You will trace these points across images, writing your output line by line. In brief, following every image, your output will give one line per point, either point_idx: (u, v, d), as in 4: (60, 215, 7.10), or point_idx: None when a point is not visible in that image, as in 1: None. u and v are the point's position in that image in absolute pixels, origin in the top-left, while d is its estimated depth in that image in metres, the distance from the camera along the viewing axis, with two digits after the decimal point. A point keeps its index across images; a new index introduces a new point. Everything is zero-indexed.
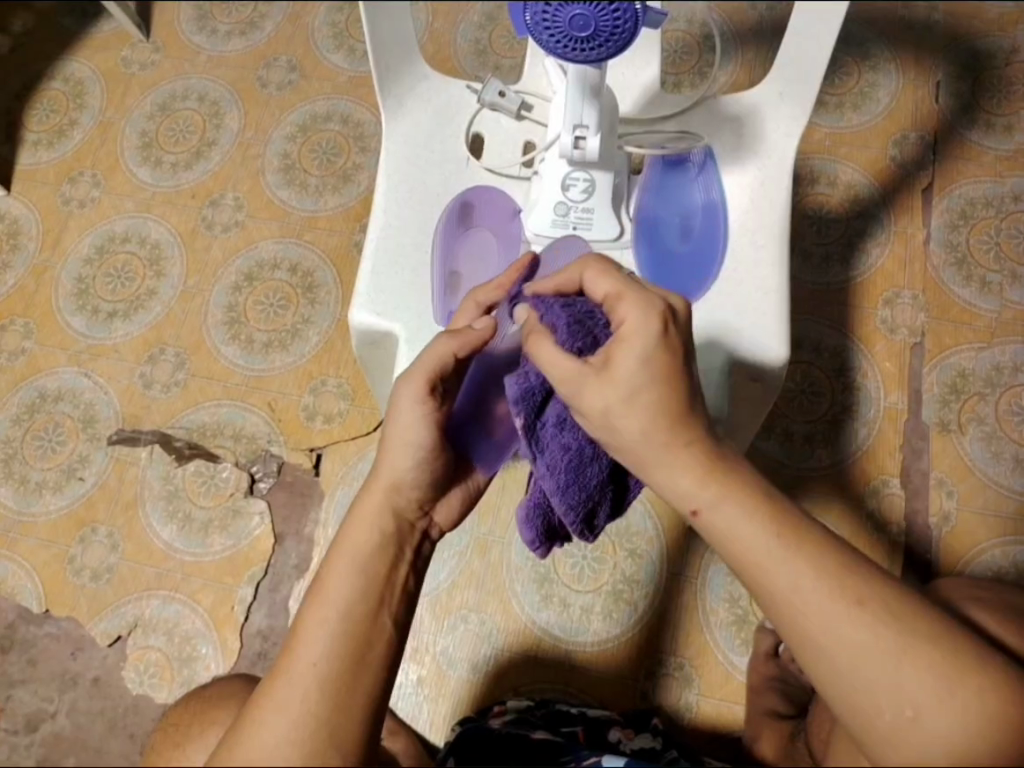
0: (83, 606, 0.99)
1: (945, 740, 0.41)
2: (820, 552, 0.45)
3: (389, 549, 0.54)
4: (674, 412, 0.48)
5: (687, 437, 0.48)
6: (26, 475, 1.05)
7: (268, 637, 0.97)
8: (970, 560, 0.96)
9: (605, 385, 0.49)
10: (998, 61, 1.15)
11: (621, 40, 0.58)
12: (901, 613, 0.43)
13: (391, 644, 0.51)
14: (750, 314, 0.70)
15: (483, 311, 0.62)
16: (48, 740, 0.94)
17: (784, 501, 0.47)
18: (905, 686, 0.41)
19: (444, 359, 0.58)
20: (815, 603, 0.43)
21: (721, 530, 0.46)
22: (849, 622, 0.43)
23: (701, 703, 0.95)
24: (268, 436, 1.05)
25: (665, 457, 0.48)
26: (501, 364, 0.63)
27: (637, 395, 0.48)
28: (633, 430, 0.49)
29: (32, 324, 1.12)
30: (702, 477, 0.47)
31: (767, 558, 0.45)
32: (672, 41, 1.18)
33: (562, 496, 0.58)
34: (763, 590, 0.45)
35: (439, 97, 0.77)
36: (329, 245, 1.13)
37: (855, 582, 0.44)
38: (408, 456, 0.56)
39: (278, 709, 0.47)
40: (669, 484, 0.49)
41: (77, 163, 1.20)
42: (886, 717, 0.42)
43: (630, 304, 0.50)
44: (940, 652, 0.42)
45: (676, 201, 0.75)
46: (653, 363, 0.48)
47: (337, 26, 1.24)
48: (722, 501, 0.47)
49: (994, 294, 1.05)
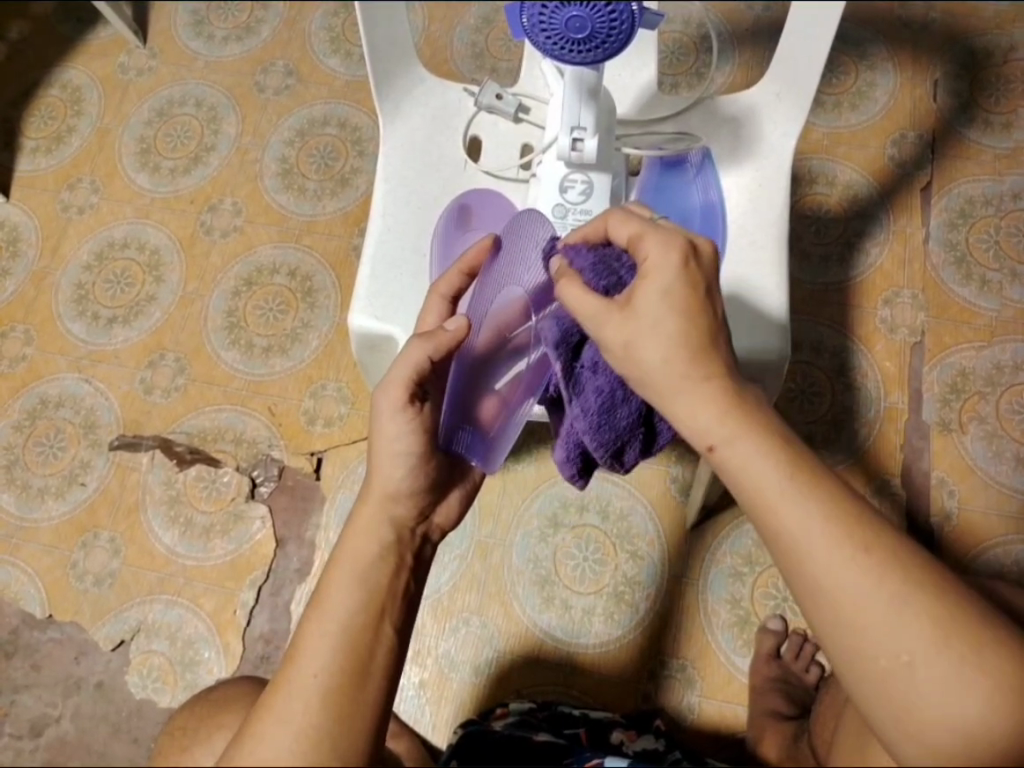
0: (85, 611, 1.00)
1: (936, 692, 0.42)
2: (832, 497, 0.45)
3: (389, 559, 0.54)
4: (697, 347, 0.48)
5: (707, 369, 0.48)
6: (27, 482, 1.05)
7: (270, 642, 0.97)
8: (972, 558, 0.96)
9: (628, 320, 0.49)
10: (995, 60, 1.15)
11: (618, 41, 0.58)
12: (909, 567, 0.43)
13: (392, 655, 0.52)
14: (746, 306, 0.70)
15: (445, 300, 0.62)
16: (52, 745, 0.95)
17: (797, 440, 0.48)
18: (906, 635, 0.42)
19: (418, 364, 0.57)
20: (819, 548, 0.44)
21: (736, 466, 0.46)
22: (852, 569, 0.43)
23: (703, 704, 0.95)
24: (268, 441, 1.05)
25: (682, 389, 0.48)
26: (477, 354, 0.62)
27: (659, 325, 0.48)
28: (655, 357, 0.48)
29: (33, 330, 1.12)
30: (722, 411, 0.47)
31: (779, 500, 0.45)
32: (669, 43, 1.18)
33: (593, 434, 0.57)
34: (769, 529, 0.46)
35: (436, 101, 0.77)
36: (327, 250, 1.13)
37: (860, 530, 0.44)
38: (399, 466, 0.56)
39: (280, 723, 0.47)
40: (688, 418, 0.48)
41: (75, 170, 1.20)
42: (882, 667, 0.42)
43: (653, 240, 0.50)
44: (945, 608, 0.43)
45: (675, 203, 0.74)
46: (671, 299, 0.48)
47: (333, 30, 1.24)
48: (738, 436, 0.47)
49: (994, 293, 1.05)
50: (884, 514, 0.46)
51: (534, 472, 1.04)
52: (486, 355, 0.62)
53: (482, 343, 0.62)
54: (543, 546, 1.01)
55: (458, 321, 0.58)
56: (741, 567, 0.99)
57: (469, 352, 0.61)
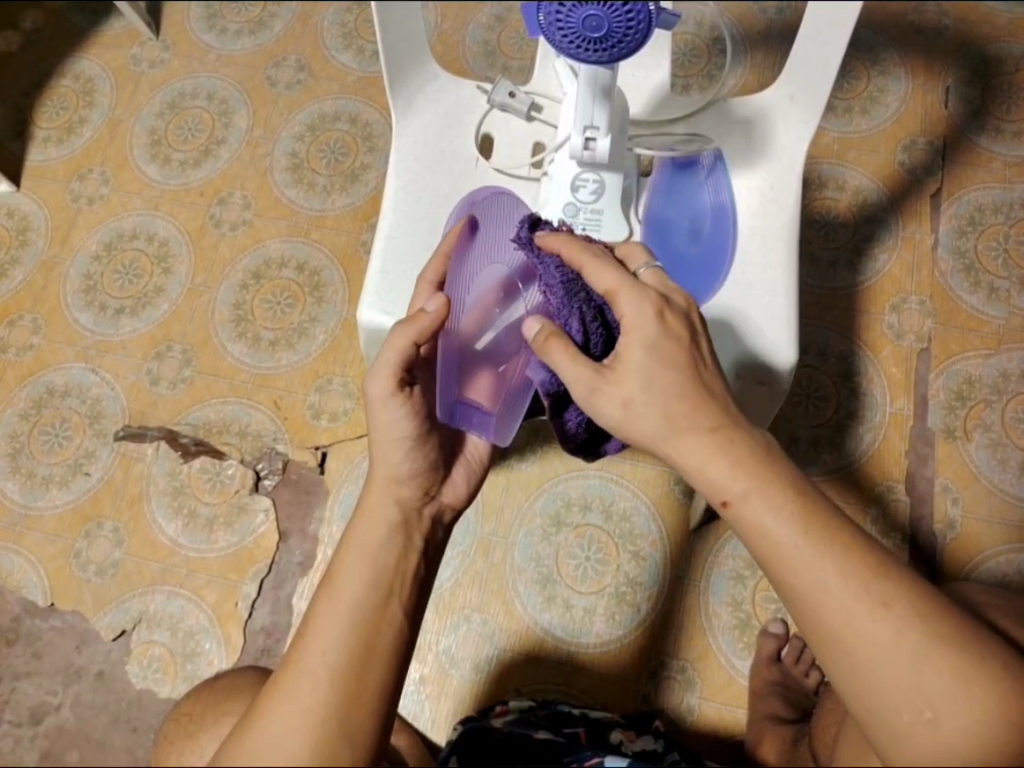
0: (87, 601, 1.00)
1: (957, 743, 0.43)
2: (849, 553, 0.46)
3: (396, 540, 0.55)
4: (692, 396, 0.51)
5: (707, 424, 0.50)
6: (32, 469, 1.06)
7: (271, 634, 0.97)
8: (974, 566, 0.96)
9: (623, 380, 0.52)
10: (1007, 68, 1.15)
11: (635, 41, 0.58)
12: (929, 621, 0.45)
13: (400, 634, 0.52)
14: (758, 312, 0.70)
15: (433, 289, 0.61)
16: (52, 733, 0.95)
17: (812, 492, 0.49)
18: (928, 689, 0.43)
19: (405, 349, 0.56)
20: (841, 601, 0.45)
21: (750, 522, 0.48)
22: (872, 625, 0.44)
23: (703, 706, 0.94)
24: (273, 434, 1.06)
25: (689, 446, 0.50)
26: (467, 333, 0.62)
27: (652, 384, 0.51)
28: (654, 416, 0.51)
29: (41, 319, 1.12)
30: (733, 467, 0.49)
31: (796, 555, 0.47)
32: (681, 45, 1.18)
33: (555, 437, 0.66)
34: (788, 582, 0.47)
35: (449, 97, 0.77)
36: (336, 245, 1.13)
37: (880, 582, 0.46)
38: (398, 450, 0.57)
39: (290, 698, 0.47)
40: (698, 477, 0.50)
41: (86, 160, 1.20)
42: (906, 723, 0.43)
43: (629, 297, 0.52)
44: (964, 658, 0.44)
45: (686, 203, 0.74)
46: (660, 353, 0.51)
47: (346, 26, 1.25)
48: (751, 493, 0.48)
49: (1001, 301, 1.05)
50: (901, 562, 0.47)
51: (537, 471, 1.04)
52: (475, 337, 0.62)
53: (471, 323, 0.62)
54: (545, 544, 1.01)
55: (436, 304, 0.57)
56: (743, 570, 0.99)
57: (457, 333, 0.61)
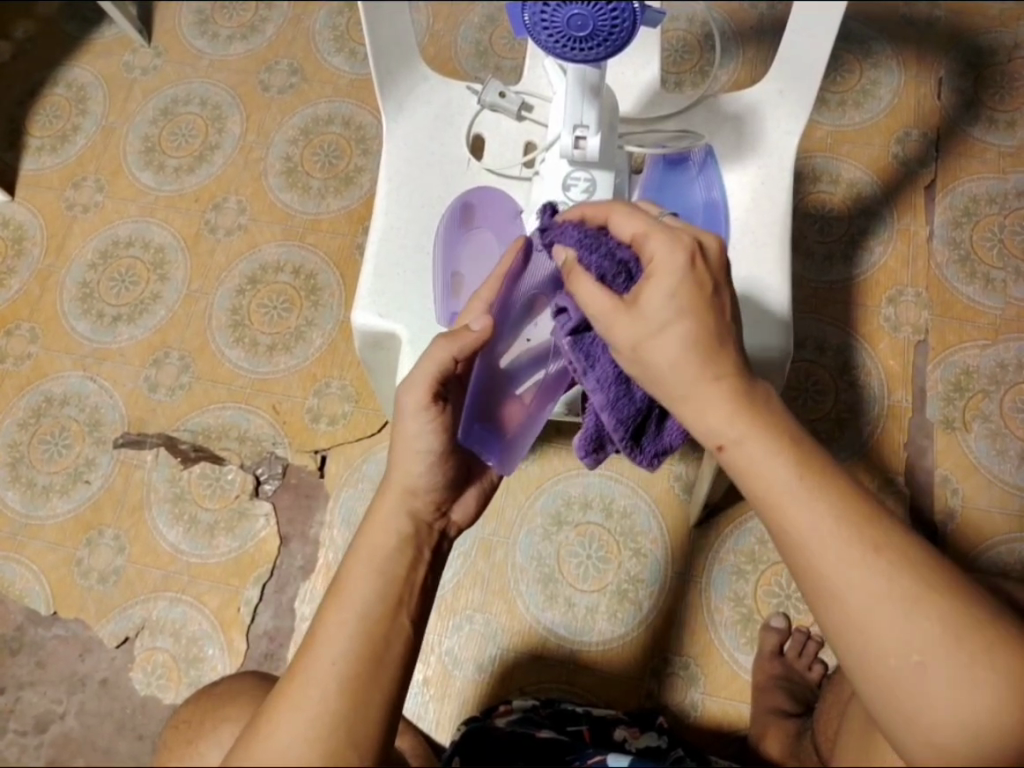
0: (90, 609, 1.00)
1: (946, 691, 0.42)
2: (841, 496, 0.46)
3: (407, 551, 0.55)
4: (707, 345, 0.48)
5: (717, 370, 0.48)
6: (32, 479, 1.06)
7: (274, 638, 0.98)
8: (974, 557, 0.96)
9: (636, 321, 0.49)
10: (1000, 58, 1.15)
11: (618, 42, 0.58)
12: (919, 570, 0.44)
13: (407, 645, 0.52)
14: (751, 309, 0.69)
15: (485, 310, 0.61)
16: (58, 741, 0.95)
17: (809, 439, 0.49)
18: (916, 633, 0.43)
19: (443, 363, 0.57)
20: (830, 546, 0.45)
21: (744, 465, 0.47)
22: (862, 566, 0.44)
23: (706, 702, 0.95)
24: (273, 438, 1.06)
25: (699, 391, 0.48)
26: (502, 358, 0.63)
27: (667, 329, 0.48)
28: (665, 359, 0.49)
29: (37, 329, 1.13)
30: (733, 412, 0.48)
31: (788, 496, 0.46)
32: (673, 41, 1.18)
33: (612, 411, 0.56)
34: (778, 527, 0.46)
35: (440, 97, 0.77)
36: (331, 248, 1.13)
37: (871, 529, 0.45)
38: (420, 462, 0.57)
39: (295, 708, 0.48)
40: (699, 421, 0.49)
41: (80, 168, 1.20)
42: (894, 667, 0.43)
43: (659, 238, 0.51)
44: (953, 607, 0.43)
45: (677, 200, 0.74)
46: (679, 297, 0.49)
47: (338, 28, 1.24)
48: (749, 438, 0.47)
49: (998, 291, 1.05)
50: (894, 514, 0.47)
51: (537, 471, 1.04)
52: (507, 361, 0.63)
53: (510, 348, 0.63)
54: (546, 543, 1.01)
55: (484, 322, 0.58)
56: (744, 565, 0.99)
57: (493, 355, 0.62)
